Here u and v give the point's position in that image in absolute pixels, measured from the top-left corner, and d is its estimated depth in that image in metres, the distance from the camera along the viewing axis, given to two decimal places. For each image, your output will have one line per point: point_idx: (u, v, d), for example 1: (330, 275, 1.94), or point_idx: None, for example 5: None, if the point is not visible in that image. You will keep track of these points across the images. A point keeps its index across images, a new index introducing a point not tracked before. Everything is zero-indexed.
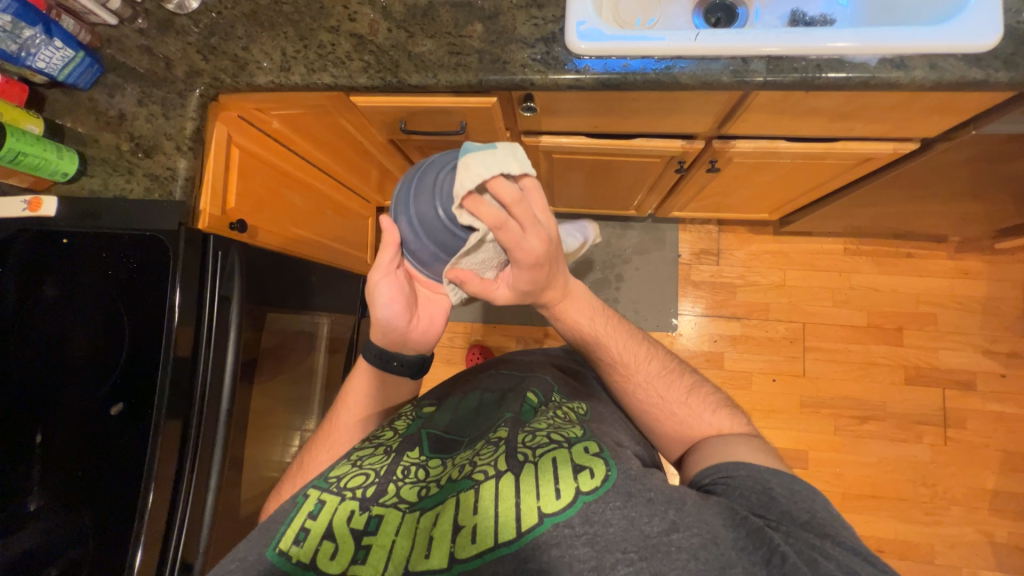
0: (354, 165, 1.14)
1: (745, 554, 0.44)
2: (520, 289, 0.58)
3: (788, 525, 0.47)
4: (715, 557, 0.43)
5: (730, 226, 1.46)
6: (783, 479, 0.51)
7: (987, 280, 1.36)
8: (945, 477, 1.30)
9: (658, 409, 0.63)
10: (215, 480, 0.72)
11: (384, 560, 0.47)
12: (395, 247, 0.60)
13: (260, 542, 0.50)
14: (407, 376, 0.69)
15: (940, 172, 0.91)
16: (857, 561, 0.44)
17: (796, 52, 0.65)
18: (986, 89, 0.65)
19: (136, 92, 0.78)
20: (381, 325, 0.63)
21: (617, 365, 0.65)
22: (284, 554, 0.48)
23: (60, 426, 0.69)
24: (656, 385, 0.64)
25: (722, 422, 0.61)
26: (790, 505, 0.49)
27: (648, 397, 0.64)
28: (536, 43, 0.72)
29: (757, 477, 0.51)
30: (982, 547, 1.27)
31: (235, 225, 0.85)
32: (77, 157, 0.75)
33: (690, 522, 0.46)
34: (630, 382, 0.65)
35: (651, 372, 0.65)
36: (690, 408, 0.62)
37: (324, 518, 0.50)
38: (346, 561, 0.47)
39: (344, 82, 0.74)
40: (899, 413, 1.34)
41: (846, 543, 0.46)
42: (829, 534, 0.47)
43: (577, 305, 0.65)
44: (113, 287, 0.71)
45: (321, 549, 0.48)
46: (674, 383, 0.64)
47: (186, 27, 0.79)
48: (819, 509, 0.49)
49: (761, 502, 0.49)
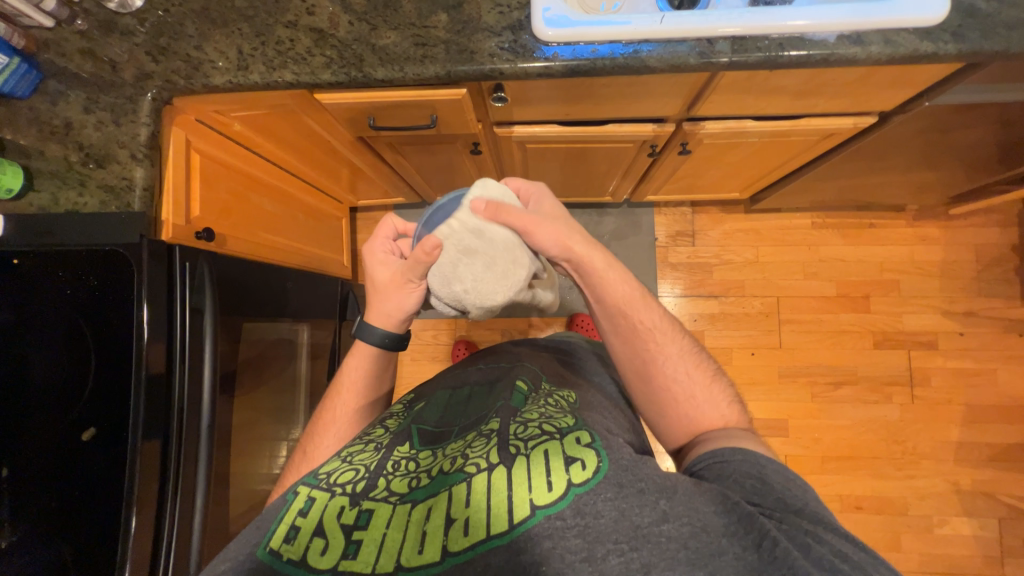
0: (323, 165, 1.11)
1: (736, 540, 0.44)
2: (546, 213, 0.66)
3: (782, 512, 0.48)
4: (706, 543, 0.44)
5: (703, 207, 1.49)
6: (778, 468, 0.53)
7: (944, 245, 1.43)
8: (914, 434, 1.38)
9: (681, 387, 0.64)
10: (201, 498, 0.70)
11: (374, 553, 0.45)
12: (385, 237, 0.69)
13: (250, 541, 0.48)
14: (397, 351, 0.71)
15: (897, 144, 0.95)
16: (847, 545, 0.45)
17: (758, 32, 0.66)
18: (937, 62, 0.67)
19: (82, 98, 0.73)
20: (402, 309, 0.68)
21: (653, 333, 0.66)
22: (274, 552, 0.46)
23: (27, 456, 0.66)
24: (685, 361, 0.65)
25: (736, 414, 0.63)
26: (784, 493, 0.50)
27: (677, 371, 0.65)
28: (503, 31, 0.70)
29: (752, 461, 0.54)
30: (951, 495, 1.35)
31: (202, 234, 0.81)
32: (21, 171, 0.70)
33: (680, 511, 0.46)
34: (663, 353, 0.65)
35: (682, 347, 0.67)
36: (709, 394, 0.64)
37: (314, 515, 0.49)
38: (337, 557, 0.45)
39: (307, 79, 0.71)
40: (869, 376, 1.41)
41: (838, 531, 0.47)
42: (821, 521, 0.48)
43: (615, 267, 0.66)
44: (74, 306, 0.68)
45: (311, 546, 0.46)
46: (701, 364, 0.66)
47: (131, 27, 0.75)
48: (810, 497, 0.51)
49: (757, 489, 0.51)
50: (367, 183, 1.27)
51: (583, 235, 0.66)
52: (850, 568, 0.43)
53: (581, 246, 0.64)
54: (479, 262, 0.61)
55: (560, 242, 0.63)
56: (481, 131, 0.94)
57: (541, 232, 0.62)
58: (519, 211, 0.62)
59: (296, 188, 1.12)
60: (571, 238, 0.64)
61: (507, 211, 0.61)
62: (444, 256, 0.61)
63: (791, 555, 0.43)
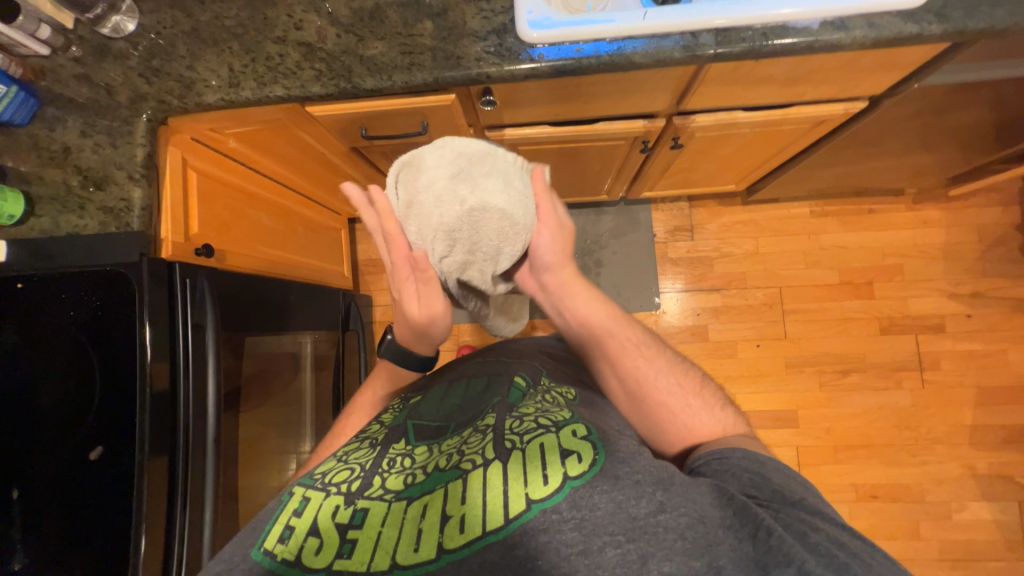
0: (318, 177, 1.12)
1: (732, 531, 0.44)
2: (564, 222, 0.67)
3: (780, 505, 0.48)
4: (702, 534, 0.44)
5: (700, 201, 1.49)
6: (780, 467, 0.53)
7: (946, 227, 1.42)
8: (927, 419, 1.36)
9: (676, 400, 0.63)
10: (209, 510, 0.71)
11: (369, 551, 0.45)
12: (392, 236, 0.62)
13: (245, 543, 0.49)
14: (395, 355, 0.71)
15: (891, 128, 0.95)
16: (845, 536, 0.46)
17: (741, 23, 0.67)
18: (923, 42, 0.67)
19: (78, 122, 0.75)
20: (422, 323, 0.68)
21: (639, 346, 0.66)
22: (270, 553, 0.46)
23: (36, 477, 0.66)
24: (677, 373, 0.65)
25: (732, 417, 0.63)
26: (782, 486, 0.50)
27: (670, 385, 0.64)
28: (488, 35, 0.71)
29: (751, 458, 0.53)
30: (968, 480, 1.33)
31: (201, 250, 0.82)
32: (22, 198, 0.71)
33: (677, 501, 0.46)
34: (652, 368, 0.65)
35: (670, 360, 0.67)
36: (704, 403, 0.63)
37: (309, 514, 0.49)
38: (331, 556, 0.45)
39: (297, 93, 0.72)
40: (877, 363, 1.39)
41: (836, 522, 0.48)
42: (819, 512, 0.48)
43: (593, 289, 0.70)
44: (78, 326, 0.69)
45: (307, 545, 0.46)
46: (691, 375, 0.66)
47: (124, 51, 0.76)
48: (810, 495, 0.50)
49: (753, 483, 0.51)
50: (364, 194, 1.29)
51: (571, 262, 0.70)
52: (848, 556, 0.43)
53: (566, 268, 0.69)
54: (500, 200, 0.58)
55: (553, 259, 0.68)
56: (474, 136, 0.95)
57: (544, 242, 0.67)
58: (549, 208, 0.66)
59: (293, 201, 1.13)
60: (559, 262, 0.68)
61: (541, 200, 0.65)
62: (489, 164, 0.58)
63: (786, 543, 0.42)
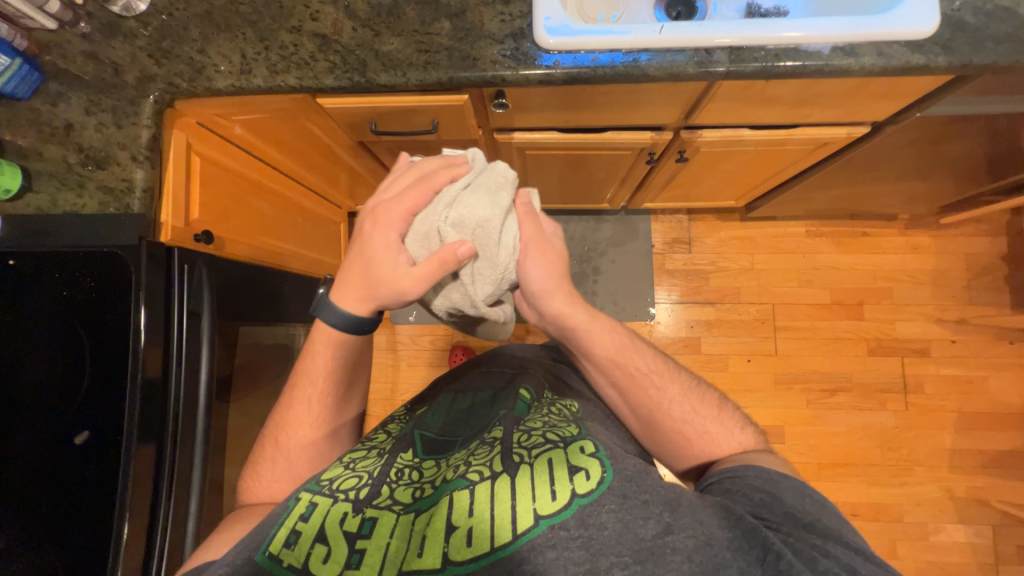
0: (322, 170, 1.11)
1: (742, 553, 0.45)
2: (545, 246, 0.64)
3: (791, 527, 0.49)
4: (709, 558, 0.44)
5: (699, 214, 1.50)
6: (793, 485, 0.54)
7: (935, 253, 1.46)
8: (909, 440, 1.39)
9: (693, 426, 0.63)
10: (195, 503, 0.68)
11: (379, 563, 0.46)
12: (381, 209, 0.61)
13: (249, 545, 0.48)
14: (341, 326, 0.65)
15: (889, 155, 0.97)
16: (858, 562, 0.46)
17: (754, 43, 0.68)
18: (928, 73, 0.69)
19: (82, 100, 0.73)
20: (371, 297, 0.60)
21: (652, 376, 0.65)
22: (275, 557, 0.46)
23: (14, 462, 0.64)
24: (692, 400, 0.64)
25: (750, 437, 0.64)
26: (795, 508, 0.51)
27: (684, 413, 0.63)
28: (505, 39, 0.72)
29: (765, 478, 0.55)
30: (945, 502, 1.36)
31: (201, 236, 0.81)
32: (20, 172, 0.69)
33: (684, 523, 0.46)
34: (665, 397, 0.64)
35: (685, 384, 0.66)
36: (722, 426, 0.64)
37: (316, 520, 0.48)
38: (339, 566, 0.45)
39: (310, 83, 0.72)
40: (864, 383, 1.42)
41: (849, 544, 0.48)
42: (831, 535, 0.49)
43: (598, 317, 0.66)
44: (71, 308, 0.67)
45: (313, 552, 0.46)
46: (707, 398, 0.66)
47: (134, 30, 0.75)
48: (825, 515, 0.51)
49: (764, 503, 0.52)
50: (366, 188, 1.28)
51: (567, 290, 0.65)
52: None
53: (557, 294, 0.64)
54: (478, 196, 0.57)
55: (544, 284, 0.63)
56: (482, 137, 0.95)
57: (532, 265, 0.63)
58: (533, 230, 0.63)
59: (295, 191, 1.12)
60: (550, 291, 0.64)
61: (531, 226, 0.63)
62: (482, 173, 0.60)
63: (795, 568, 0.44)
